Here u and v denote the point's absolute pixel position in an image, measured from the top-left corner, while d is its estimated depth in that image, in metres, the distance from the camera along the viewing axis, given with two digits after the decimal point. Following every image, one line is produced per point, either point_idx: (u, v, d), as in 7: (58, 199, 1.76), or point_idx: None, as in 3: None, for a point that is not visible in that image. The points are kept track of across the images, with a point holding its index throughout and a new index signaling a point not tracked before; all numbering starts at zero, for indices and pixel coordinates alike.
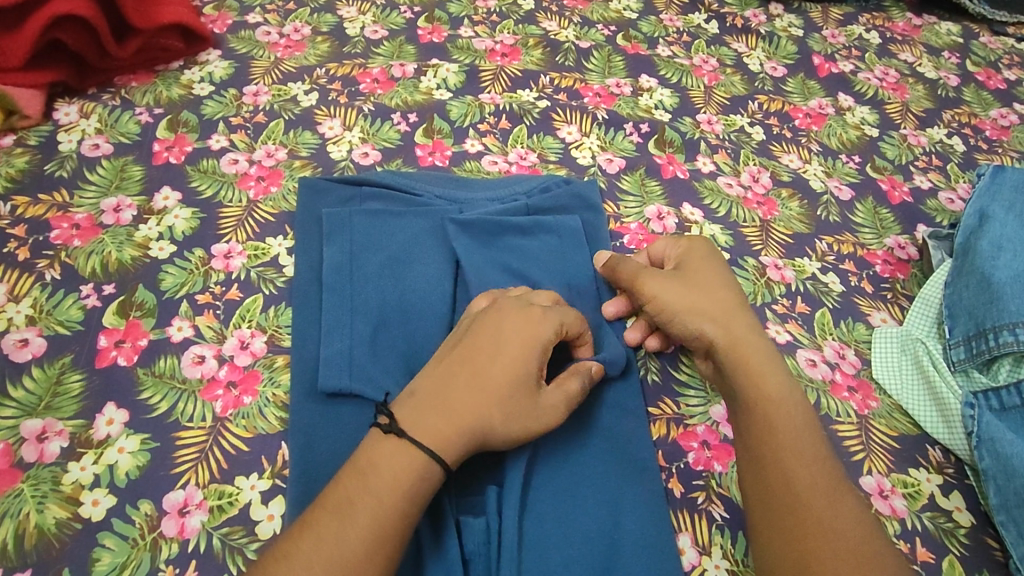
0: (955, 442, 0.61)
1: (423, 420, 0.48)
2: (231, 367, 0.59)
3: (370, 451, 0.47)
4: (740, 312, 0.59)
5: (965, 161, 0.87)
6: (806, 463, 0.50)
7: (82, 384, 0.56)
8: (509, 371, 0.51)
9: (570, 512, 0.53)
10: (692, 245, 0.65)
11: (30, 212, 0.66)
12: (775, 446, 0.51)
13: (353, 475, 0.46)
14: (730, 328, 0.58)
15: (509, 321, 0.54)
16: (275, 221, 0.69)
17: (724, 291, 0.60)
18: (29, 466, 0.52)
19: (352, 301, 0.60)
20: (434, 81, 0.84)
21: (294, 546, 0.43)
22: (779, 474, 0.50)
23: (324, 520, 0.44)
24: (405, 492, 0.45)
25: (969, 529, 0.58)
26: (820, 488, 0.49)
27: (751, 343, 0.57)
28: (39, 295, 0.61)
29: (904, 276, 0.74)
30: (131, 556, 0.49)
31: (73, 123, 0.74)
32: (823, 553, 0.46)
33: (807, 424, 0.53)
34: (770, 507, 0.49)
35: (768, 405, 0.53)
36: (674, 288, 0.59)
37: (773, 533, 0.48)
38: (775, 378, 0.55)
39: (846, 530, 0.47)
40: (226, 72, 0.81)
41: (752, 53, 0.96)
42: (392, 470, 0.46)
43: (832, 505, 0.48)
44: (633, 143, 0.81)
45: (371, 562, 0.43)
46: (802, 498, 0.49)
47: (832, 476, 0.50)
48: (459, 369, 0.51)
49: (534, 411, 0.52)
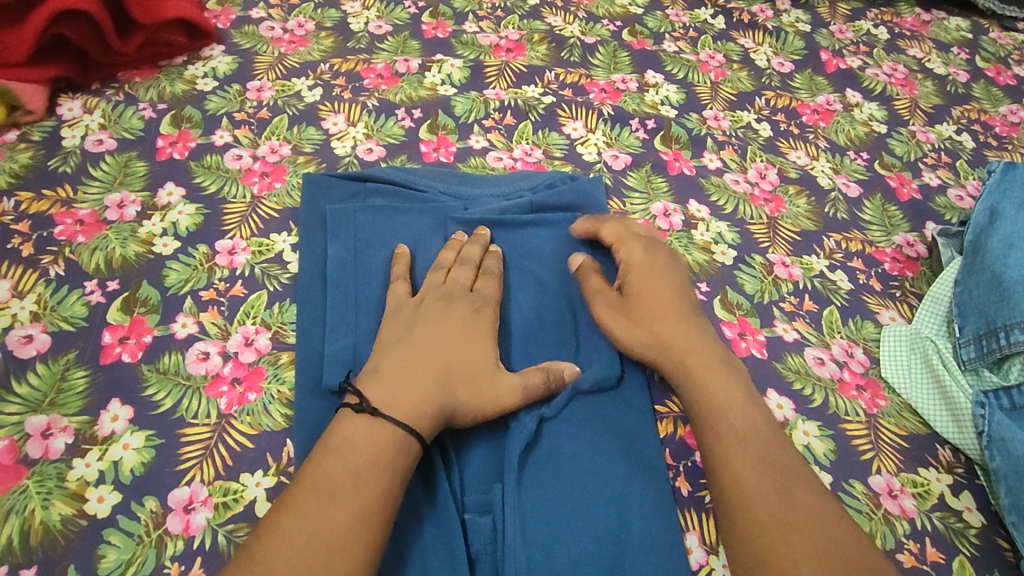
0: (965, 441, 0.61)
1: (394, 392, 0.50)
2: (235, 364, 0.58)
3: (348, 431, 0.48)
4: (689, 322, 0.59)
5: (975, 158, 0.86)
6: (754, 465, 0.51)
7: (86, 380, 0.56)
8: (466, 353, 0.54)
9: (575, 509, 0.53)
10: (627, 245, 0.63)
11: (34, 208, 0.66)
12: (724, 452, 0.53)
13: (330, 453, 0.47)
14: (674, 342, 0.58)
15: (459, 308, 0.57)
16: (280, 218, 0.68)
17: (667, 301, 0.60)
18: (33, 463, 0.52)
19: (356, 298, 0.60)
20: (439, 77, 0.83)
21: (274, 523, 0.44)
22: (728, 475, 0.52)
23: (304, 497, 0.45)
24: (385, 464, 0.47)
25: (980, 529, 0.57)
26: (771, 484, 0.50)
27: (693, 354, 0.57)
28: (42, 291, 0.61)
29: (913, 274, 0.74)
30: (137, 552, 0.49)
31: (77, 119, 0.74)
32: (779, 548, 0.47)
33: (755, 424, 0.54)
34: (728, 506, 0.51)
35: (712, 415, 0.54)
36: (618, 314, 0.59)
37: (734, 533, 0.50)
38: (717, 385, 0.56)
39: (802, 523, 0.48)
40: (230, 67, 0.81)
41: (759, 49, 0.96)
42: (369, 443, 0.47)
43: (786, 502, 0.49)
44: (639, 139, 0.81)
45: (357, 533, 0.44)
46: (754, 497, 0.50)
47: (782, 472, 0.51)
48: (413, 350, 0.53)
49: (494, 384, 0.53)
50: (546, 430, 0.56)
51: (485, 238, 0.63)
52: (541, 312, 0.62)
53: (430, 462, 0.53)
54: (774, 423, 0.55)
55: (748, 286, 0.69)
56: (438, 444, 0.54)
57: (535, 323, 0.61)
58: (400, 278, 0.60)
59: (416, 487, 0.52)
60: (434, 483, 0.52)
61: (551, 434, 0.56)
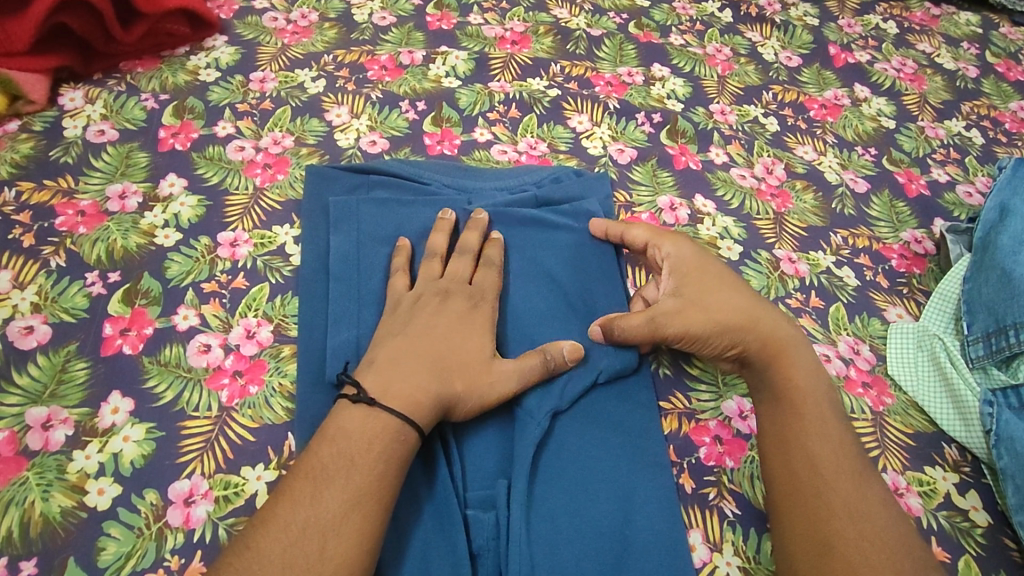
0: (973, 441, 0.60)
1: (391, 381, 0.50)
2: (237, 357, 0.58)
3: (341, 419, 0.48)
4: (756, 302, 0.60)
5: (984, 154, 0.85)
6: (830, 446, 0.52)
7: (87, 372, 0.56)
8: (462, 344, 0.54)
9: (580, 504, 0.52)
10: (673, 238, 0.63)
11: (35, 198, 0.65)
12: (804, 432, 0.53)
13: (324, 443, 0.47)
14: (750, 326, 0.58)
15: (456, 302, 0.56)
16: (283, 210, 0.68)
17: (730, 286, 0.60)
18: (33, 454, 0.52)
19: (359, 291, 0.60)
20: (443, 69, 0.82)
21: (271, 511, 0.44)
22: (805, 455, 0.52)
23: (298, 485, 0.44)
24: (380, 453, 0.46)
25: (986, 529, 0.57)
26: (846, 470, 0.51)
27: (772, 332, 0.58)
28: (44, 282, 0.60)
29: (921, 270, 0.73)
30: (137, 545, 0.49)
31: (79, 109, 0.73)
32: (847, 532, 0.48)
33: (832, 411, 0.55)
34: (796, 485, 0.51)
35: (797, 393, 0.55)
36: (692, 312, 0.58)
37: (793, 514, 0.50)
38: (799, 368, 0.57)
39: (872, 511, 0.49)
40: (233, 58, 0.80)
41: (766, 42, 0.95)
42: (364, 433, 0.47)
43: (857, 490, 0.50)
44: (645, 133, 0.80)
45: (350, 520, 0.43)
46: (827, 479, 0.51)
47: (852, 458, 0.52)
48: (409, 343, 0.52)
49: (490, 375, 0.53)
50: (553, 425, 0.56)
51: (483, 230, 0.63)
52: (543, 303, 0.61)
53: (432, 453, 0.53)
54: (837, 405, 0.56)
55: (754, 281, 0.69)
56: (439, 434, 0.53)
57: (537, 316, 0.61)
58: (400, 270, 0.59)
59: (417, 479, 0.52)
60: (435, 476, 0.52)
61: (556, 429, 0.55)
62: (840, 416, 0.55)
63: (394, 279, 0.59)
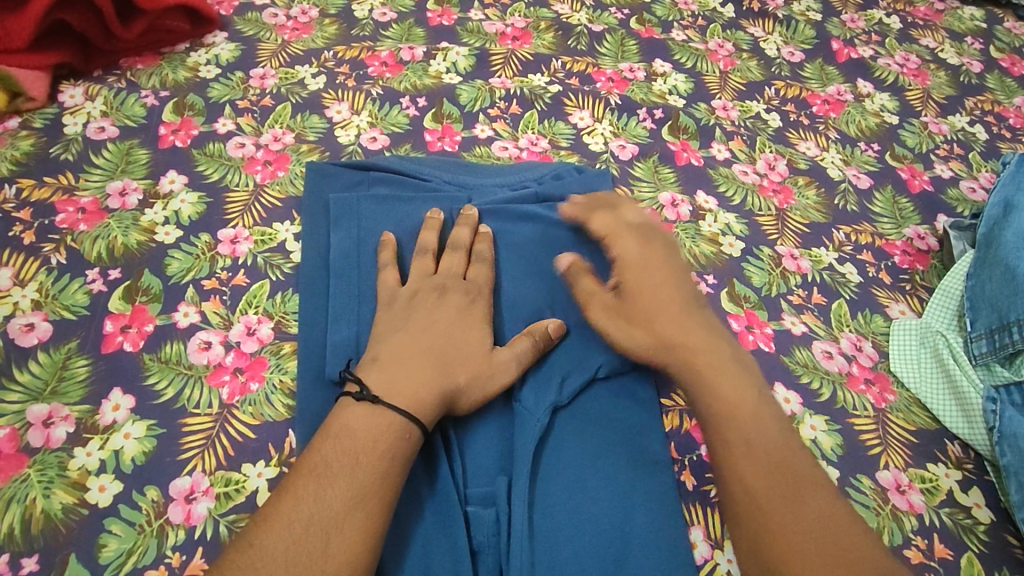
0: (975, 438, 0.60)
1: (395, 378, 0.50)
2: (237, 354, 0.58)
3: (345, 417, 0.48)
4: (687, 316, 0.57)
5: (988, 150, 0.84)
6: (758, 464, 0.50)
7: (88, 369, 0.56)
8: (464, 341, 0.54)
9: (580, 502, 0.52)
10: (620, 238, 0.62)
11: (35, 195, 0.65)
12: (731, 455, 0.51)
13: (328, 440, 0.47)
14: (677, 341, 0.56)
15: (453, 298, 0.56)
16: (283, 207, 0.68)
17: (665, 296, 0.58)
18: (35, 452, 0.52)
19: (359, 287, 0.60)
20: (444, 65, 0.82)
21: (273, 509, 0.43)
22: (737, 479, 0.50)
23: (301, 482, 0.44)
24: (384, 450, 0.46)
25: (988, 526, 0.57)
26: (781, 489, 0.49)
27: (699, 347, 0.56)
28: (44, 279, 0.60)
29: (924, 267, 0.73)
30: (138, 542, 0.49)
31: (79, 106, 0.73)
32: (789, 556, 0.46)
33: (764, 426, 0.52)
34: (736, 510, 0.50)
35: (720, 415, 0.52)
36: (617, 312, 0.57)
37: (743, 540, 0.49)
38: (724, 382, 0.54)
39: (812, 528, 0.47)
40: (233, 54, 0.80)
41: (769, 38, 0.94)
42: (369, 430, 0.47)
43: (796, 507, 0.48)
44: (647, 129, 0.80)
45: (353, 518, 0.43)
46: (761, 501, 0.48)
47: (791, 474, 0.49)
48: (411, 339, 0.53)
49: (490, 368, 0.54)
50: (554, 421, 0.55)
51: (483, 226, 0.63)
52: (544, 299, 0.61)
53: (433, 449, 0.53)
54: (780, 419, 0.53)
55: (756, 278, 0.68)
56: (440, 430, 0.53)
57: (537, 312, 0.61)
58: (389, 265, 0.59)
59: (418, 476, 0.52)
60: (436, 472, 0.52)
61: (556, 425, 0.55)
62: (777, 429, 0.52)
63: (384, 273, 0.58)
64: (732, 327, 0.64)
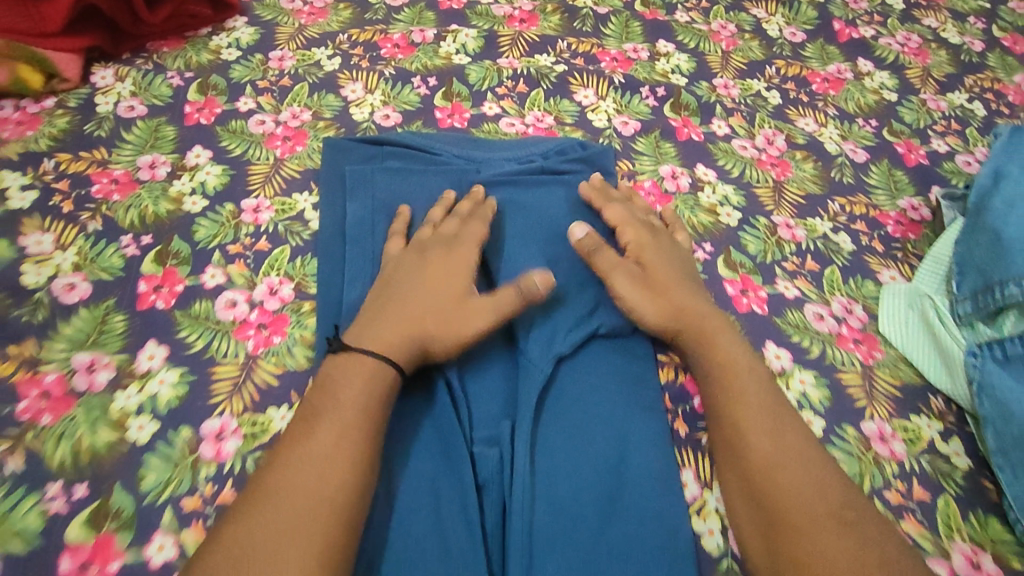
0: (957, 393, 0.62)
1: (370, 330, 0.55)
2: (261, 311, 0.62)
3: (330, 369, 0.53)
4: (687, 283, 0.62)
5: (985, 126, 0.86)
6: (750, 408, 0.55)
7: (125, 323, 0.60)
8: (440, 293, 0.58)
9: (579, 444, 0.56)
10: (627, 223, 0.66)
11: (73, 168, 0.70)
12: (727, 400, 0.56)
13: (316, 391, 0.52)
14: (683, 305, 0.60)
15: (460, 259, 0.60)
16: (301, 178, 0.72)
17: (666, 267, 0.63)
18: (79, 395, 0.56)
19: (373, 253, 0.64)
20: (454, 47, 0.86)
21: (276, 450, 0.48)
22: (730, 420, 0.55)
23: (294, 428, 0.49)
24: (363, 389, 0.51)
25: (966, 472, 0.59)
26: (766, 426, 0.53)
27: (702, 310, 0.60)
28: (83, 244, 0.65)
29: (916, 236, 0.75)
30: (174, 474, 0.53)
31: (110, 86, 0.78)
32: (774, 482, 0.51)
33: (755, 376, 0.57)
34: (727, 448, 0.54)
35: (718, 366, 0.57)
36: (632, 278, 0.62)
37: (731, 473, 0.54)
38: (723, 336, 0.59)
39: (792, 459, 0.52)
40: (253, 38, 0.84)
41: (771, 19, 0.96)
42: (350, 376, 0.52)
43: (778, 441, 0.53)
44: (649, 106, 0.83)
45: (342, 448, 0.47)
46: (750, 437, 0.53)
47: (776, 416, 0.54)
48: (391, 297, 0.57)
49: (464, 314, 0.56)
50: (556, 373, 0.59)
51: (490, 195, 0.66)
52: (547, 264, 0.65)
53: (439, 396, 0.57)
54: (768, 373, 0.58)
55: (752, 246, 0.71)
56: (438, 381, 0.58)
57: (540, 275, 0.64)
58: (399, 233, 0.63)
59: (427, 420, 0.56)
60: (444, 416, 0.56)
61: (558, 376, 0.59)
62: (764, 377, 0.57)
63: (392, 239, 0.63)
64: (727, 291, 0.67)
